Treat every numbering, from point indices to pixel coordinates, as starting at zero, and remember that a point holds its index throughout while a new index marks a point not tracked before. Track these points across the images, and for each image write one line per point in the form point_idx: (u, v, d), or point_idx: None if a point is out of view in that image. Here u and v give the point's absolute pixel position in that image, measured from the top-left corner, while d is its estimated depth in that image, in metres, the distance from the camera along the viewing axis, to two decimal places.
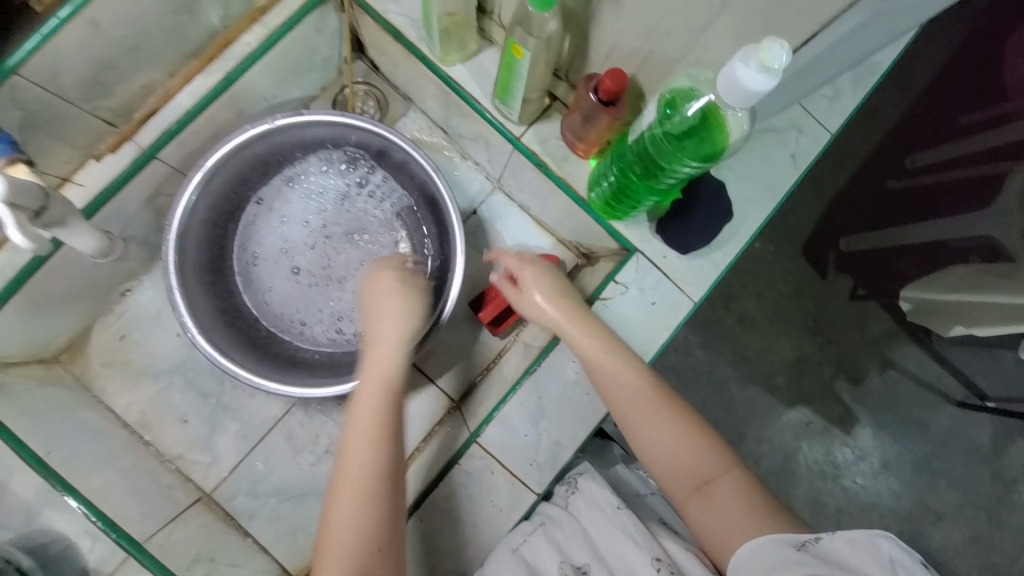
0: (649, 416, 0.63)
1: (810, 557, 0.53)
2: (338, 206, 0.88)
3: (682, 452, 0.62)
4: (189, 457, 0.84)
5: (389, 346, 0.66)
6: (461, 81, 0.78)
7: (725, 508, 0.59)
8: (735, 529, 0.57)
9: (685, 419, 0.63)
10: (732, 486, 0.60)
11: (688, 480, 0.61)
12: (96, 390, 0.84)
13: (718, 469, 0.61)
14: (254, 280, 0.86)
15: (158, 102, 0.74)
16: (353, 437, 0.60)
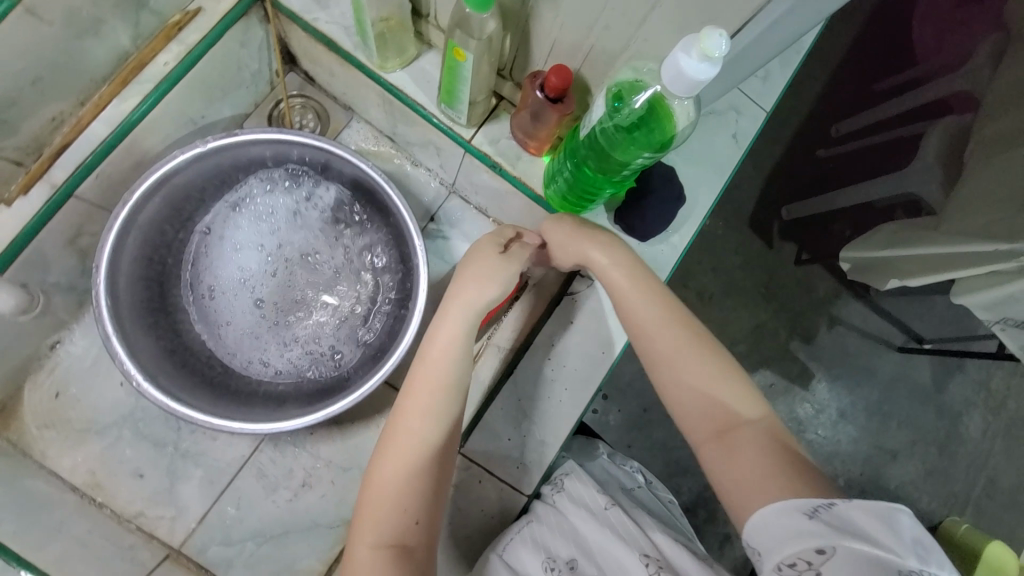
0: (669, 346, 0.60)
1: (821, 527, 0.45)
2: (290, 227, 0.84)
3: (704, 390, 0.57)
4: (151, 514, 0.78)
5: (468, 326, 0.63)
6: (403, 87, 0.75)
7: (745, 452, 0.53)
8: (751, 477, 0.51)
9: (709, 355, 0.59)
10: (762, 436, 0.54)
11: (708, 419, 0.56)
12: (34, 456, 0.76)
13: (740, 413, 0.56)
14: (205, 315, 0.80)
15: (69, 135, 0.68)
16: (404, 420, 0.59)
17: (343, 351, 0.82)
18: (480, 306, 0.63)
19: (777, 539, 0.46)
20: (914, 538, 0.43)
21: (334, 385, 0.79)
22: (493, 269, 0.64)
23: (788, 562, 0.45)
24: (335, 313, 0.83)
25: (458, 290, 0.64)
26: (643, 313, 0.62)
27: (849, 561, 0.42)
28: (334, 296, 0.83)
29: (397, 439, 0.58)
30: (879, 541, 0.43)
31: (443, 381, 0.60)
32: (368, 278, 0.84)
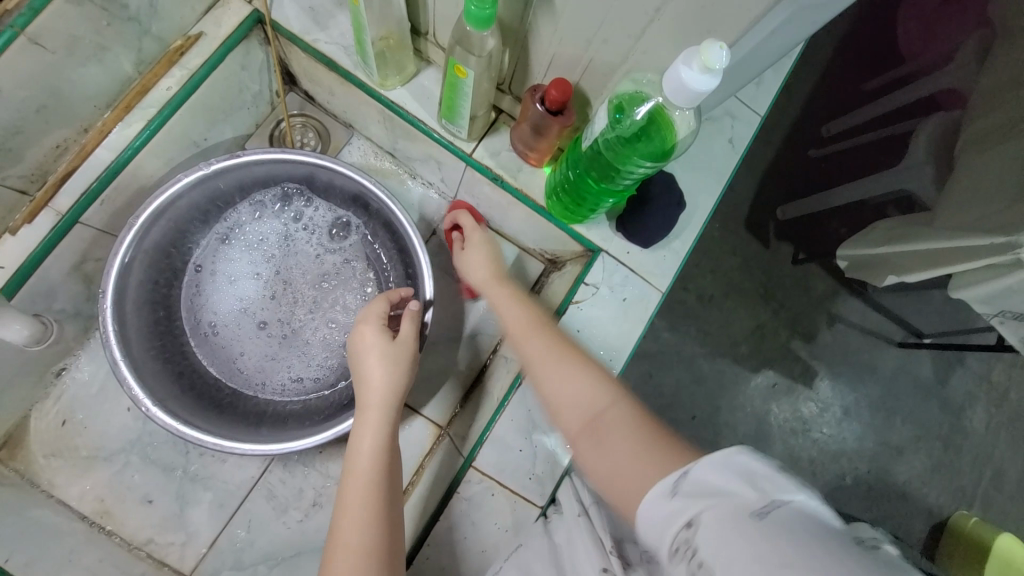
0: (543, 351, 0.57)
1: (680, 503, 0.37)
2: (283, 249, 0.83)
3: (570, 383, 0.53)
4: (161, 540, 0.77)
5: (385, 422, 0.61)
6: (403, 104, 0.76)
7: (611, 437, 0.45)
8: (630, 454, 0.43)
9: (585, 356, 0.56)
10: (625, 419, 0.47)
11: (587, 412, 0.50)
12: (41, 485, 0.75)
13: (608, 402, 0.50)
14: (211, 340, 0.80)
15: (74, 162, 0.68)
16: (342, 528, 0.53)
17: (350, 368, 0.81)
18: (389, 368, 0.64)
19: (655, 524, 0.38)
20: (751, 460, 0.36)
21: (352, 396, 0.78)
22: (398, 355, 0.66)
23: (673, 554, 0.36)
24: (338, 330, 0.82)
25: (360, 372, 0.65)
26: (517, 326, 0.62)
27: (710, 526, 0.34)
28: (333, 315, 0.82)
29: (340, 558, 0.51)
30: (723, 490, 0.35)
31: (379, 484, 0.56)
32: (369, 289, 0.83)
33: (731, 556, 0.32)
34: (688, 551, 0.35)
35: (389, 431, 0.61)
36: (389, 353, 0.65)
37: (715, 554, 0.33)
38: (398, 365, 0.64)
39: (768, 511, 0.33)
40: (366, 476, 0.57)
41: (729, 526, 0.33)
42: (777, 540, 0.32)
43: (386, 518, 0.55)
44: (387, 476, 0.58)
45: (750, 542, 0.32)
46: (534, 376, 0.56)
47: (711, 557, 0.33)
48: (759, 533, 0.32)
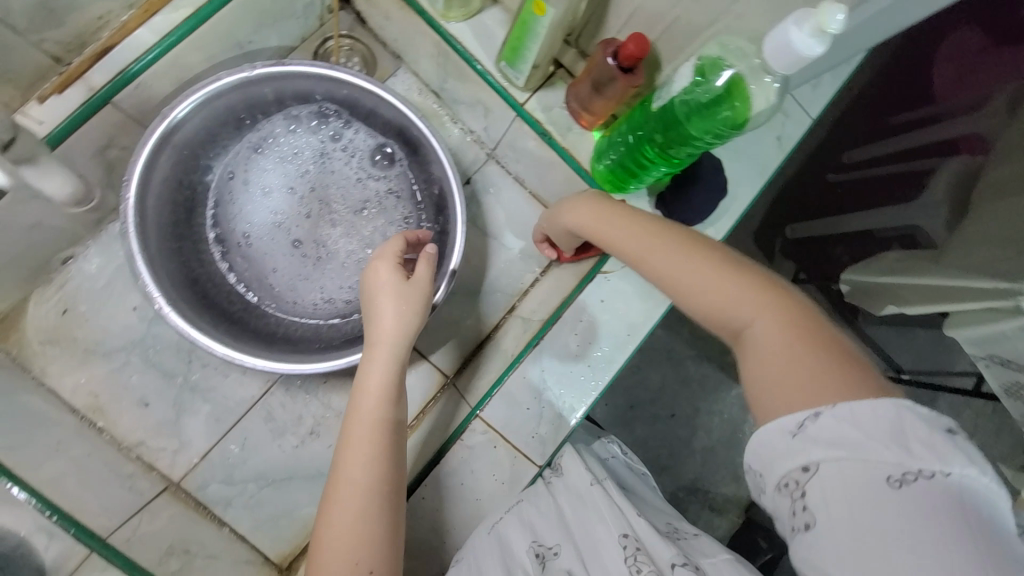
0: (668, 267, 0.55)
1: (808, 444, 0.40)
2: (318, 169, 0.81)
3: (711, 292, 0.51)
4: (152, 444, 0.76)
5: (395, 360, 0.61)
6: (462, 39, 0.74)
7: (761, 355, 0.46)
8: (773, 374, 0.44)
9: (711, 256, 0.53)
10: (773, 337, 0.46)
11: (726, 330, 0.51)
12: (33, 372, 0.73)
13: (747, 317, 0.48)
14: (231, 252, 0.78)
15: (116, 36, 0.64)
16: (351, 465, 0.56)
17: None
18: (405, 309, 0.62)
19: (770, 454, 0.42)
20: (908, 428, 0.38)
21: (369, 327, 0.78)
22: (414, 296, 0.63)
23: (779, 485, 0.41)
24: (361, 261, 0.80)
25: (371, 307, 0.63)
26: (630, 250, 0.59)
27: (835, 477, 0.39)
28: (359, 245, 0.81)
29: (345, 485, 0.54)
30: (868, 452, 0.38)
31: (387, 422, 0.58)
32: (399, 224, 0.82)
33: (846, 502, 0.38)
34: (797, 487, 0.40)
35: (401, 366, 0.61)
36: (401, 292, 0.62)
37: (828, 494, 0.39)
38: (413, 306, 0.62)
39: (904, 480, 0.37)
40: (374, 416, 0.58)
41: (859, 483, 0.38)
42: (904, 504, 0.37)
43: (391, 453, 0.58)
44: (394, 413, 0.59)
45: (877, 501, 0.37)
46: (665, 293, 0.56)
47: (822, 499, 0.39)
48: (890, 495, 0.37)
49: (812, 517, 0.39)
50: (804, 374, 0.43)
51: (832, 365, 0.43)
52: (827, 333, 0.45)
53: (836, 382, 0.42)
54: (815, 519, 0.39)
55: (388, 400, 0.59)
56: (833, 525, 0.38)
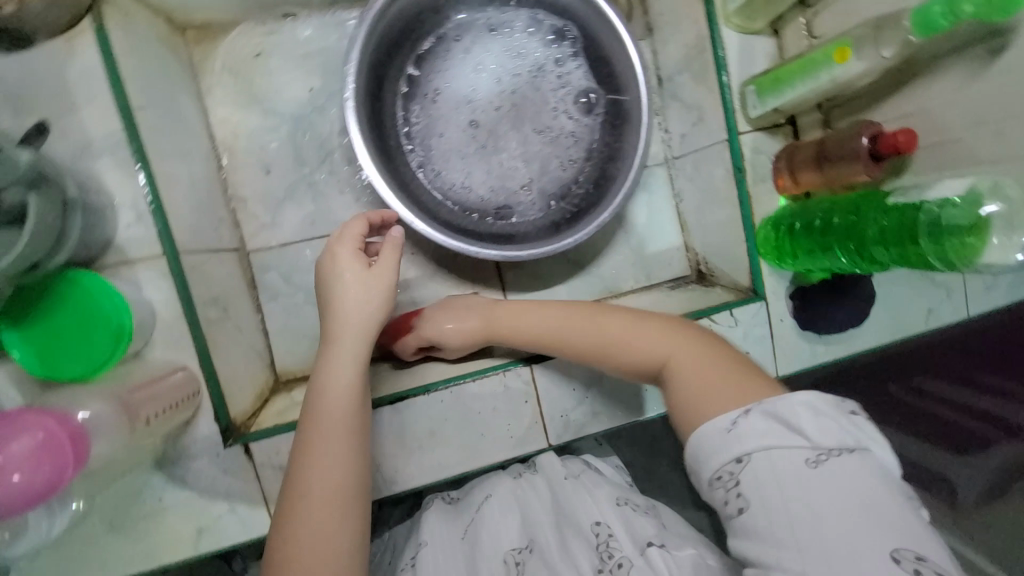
0: (610, 325, 0.61)
1: (745, 442, 0.44)
2: (530, 75, 0.82)
3: (643, 331, 0.59)
4: (249, 208, 0.77)
5: (355, 354, 0.59)
6: (726, 47, 0.74)
7: (685, 377, 0.52)
8: (695, 395, 0.50)
9: (620, 307, 0.63)
10: (687, 347, 0.55)
11: (648, 364, 0.57)
12: (201, 86, 0.75)
13: (663, 350, 0.56)
14: (417, 98, 0.80)
15: None
16: (311, 467, 0.54)
17: (498, 211, 0.81)
18: (373, 296, 0.61)
19: (708, 450, 0.45)
20: (853, 423, 0.44)
21: (497, 231, 0.80)
22: (379, 286, 0.62)
23: (713, 478, 0.45)
24: (512, 175, 0.82)
25: (333, 302, 0.61)
26: (567, 331, 0.63)
27: (763, 461, 0.43)
28: (519, 161, 0.82)
29: (305, 496, 0.53)
30: (784, 440, 0.43)
31: (350, 414, 0.57)
32: (568, 165, 0.83)
33: (783, 490, 0.41)
34: (730, 478, 0.44)
35: (363, 363, 0.60)
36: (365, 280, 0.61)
37: (756, 484, 0.42)
38: (377, 293, 0.61)
39: (819, 460, 0.42)
40: (334, 409, 0.56)
41: (784, 469, 0.42)
42: (824, 482, 0.41)
43: (357, 447, 0.56)
44: (359, 406, 0.58)
45: (798, 479, 0.41)
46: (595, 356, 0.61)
47: (753, 483, 0.43)
48: (809, 474, 0.41)
49: (745, 500, 0.43)
50: (711, 389, 0.49)
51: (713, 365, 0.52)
52: (698, 333, 0.57)
53: (727, 389, 0.49)
54: (749, 504, 0.42)
55: (355, 390, 0.59)
56: (767, 513, 0.41)
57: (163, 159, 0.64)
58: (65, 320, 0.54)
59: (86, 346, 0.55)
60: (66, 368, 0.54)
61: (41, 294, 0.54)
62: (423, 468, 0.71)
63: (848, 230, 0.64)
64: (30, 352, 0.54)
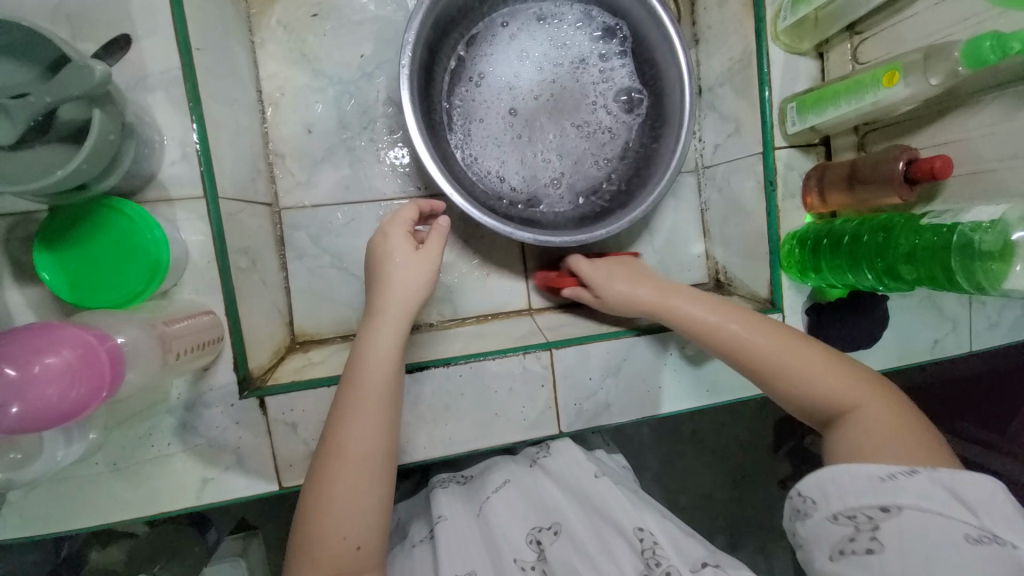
0: (787, 350, 0.59)
1: (891, 489, 0.47)
2: (573, 70, 0.82)
3: (822, 370, 0.58)
4: (286, 164, 0.77)
5: (397, 329, 0.61)
6: (772, 63, 0.77)
7: (856, 429, 0.53)
8: (868, 447, 0.51)
9: (800, 335, 0.61)
10: (868, 403, 0.55)
11: (817, 401, 0.57)
12: (253, 39, 0.76)
13: (840, 392, 0.56)
14: (463, 78, 0.80)
15: None
16: (346, 433, 0.55)
17: (530, 198, 0.82)
18: (423, 278, 0.63)
19: (847, 488, 0.49)
20: (1008, 511, 0.45)
21: (527, 218, 0.80)
22: (424, 263, 0.64)
23: (842, 514, 0.49)
24: (548, 165, 0.82)
25: (381, 279, 0.64)
26: (749, 340, 0.61)
27: (909, 520, 0.46)
28: (556, 152, 0.82)
29: (340, 457, 0.54)
30: (948, 510, 0.46)
31: (388, 386, 0.58)
32: (601, 161, 0.84)
33: (922, 545, 0.45)
34: (869, 521, 0.48)
35: (403, 335, 0.61)
36: (408, 260, 0.64)
37: (898, 535, 0.46)
38: (418, 272, 0.63)
39: (977, 540, 0.44)
40: (370, 380, 0.58)
41: (933, 534, 0.45)
42: (978, 558, 0.43)
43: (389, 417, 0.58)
44: (397, 381, 0.59)
45: (953, 552, 0.44)
46: (753, 366, 0.61)
47: (893, 535, 0.46)
48: (960, 549, 0.44)
49: (876, 544, 0.46)
50: (896, 450, 0.51)
51: (910, 429, 0.52)
52: (891, 389, 0.56)
53: (916, 456, 0.50)
54: (881, 547, 0.46)
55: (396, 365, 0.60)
56: (896, 560, 0.45)
57: (213, 103, 0.64)
58: (100, 253, 0.54)
59: (117, 279, 0.54)
60: (98, 297, 0.54)
61: (79, 218, 0.53)
62: (434, 442, 0.71)
63: (877, 249, 0.66)
64: (62, 278, 0.54)
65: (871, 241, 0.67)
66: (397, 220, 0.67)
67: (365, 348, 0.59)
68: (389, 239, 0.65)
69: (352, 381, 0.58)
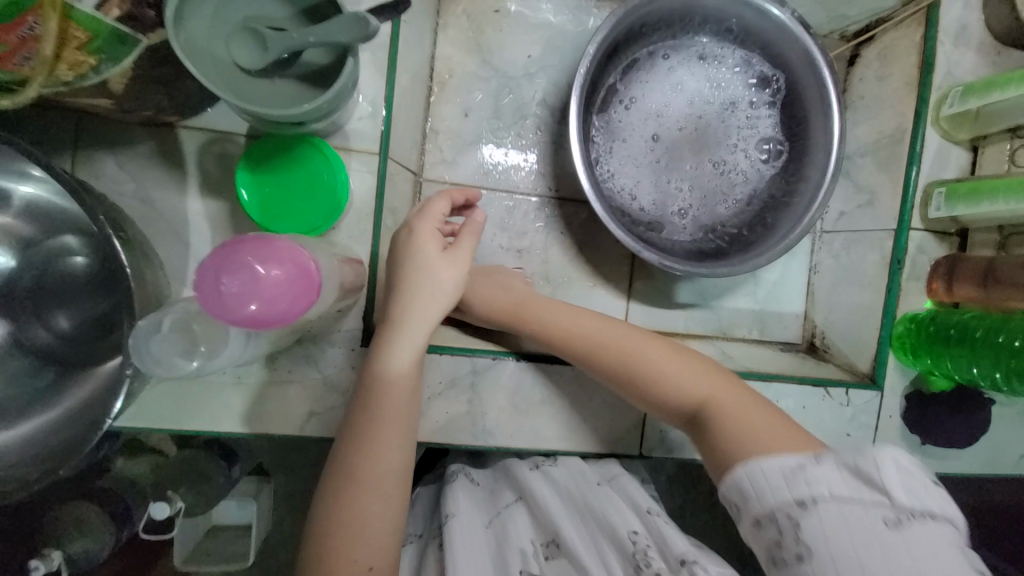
0: (655, 351, 0.62)
1: (810, 484, 0.46)
2: (721, 111, 0.85)
3: (677, 381, 0.59)
4: (436, 140, 0.82)
5: (419, 344, 0.58)
6: (925, 146, 0.78)
7: (719, 430, 0.54)
8: (742, 443, 0.52)
9: (665, 343, 0.64)
10: (724, 391, 0.58)
11: (682, 401, 0.59)
12: (438, 22, 0.81)
13: (702, 391, 0.58)
14: (617, 96, 0.83)
15: None
16: (365, 452, 0.55)
17: (653, 222, 0.84)
18: (452, 283, 0.59)
19: (764, 489, 0.48)
20: (921, 484, 0.45)
21: (649, 241, 0.82)
22: (456, 264, 0.59)
23: (765, 514, 0.47)
24: (676, 195, 0.85)
25: (403, 277, 0.58)
26: (651, 351, 0.62)
27: (826, 512, 0.45)
28: (687, 183, 0.85)
29: (359, 477, 0.54)
30: (860, 494, 0.45)
31: (405, 405, 0.57)
32: (730, 201, 0.86)
33: (848, 540, 0.43)
34: (791, 519, 0.46)
35: (421, 349, 0.58)
36: (437, 261, 0.58)
37: (821, 531, 0.44)
38: (449, 274, 0.58)
39: (898, 523, 0.44)
40: (393, 394, 0.56)
41: (852, 524, 0.44)
42: (901, 542, 0.43)
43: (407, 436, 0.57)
44: (412, 398, 0.57)
45: (875, 539, 0.43)
46: (627, 375, 0.61)
47: (815, 530, 0.45)
48: (884, 534, 0.43)
49: (804, 548, 0.45)
50: (765, 431, 0.52)
51: (775, 414, 0.55)
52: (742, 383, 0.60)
53: (789, 438, 0.51)
54: (811, 550, 0.44)
55: (411, 382, 0.57)
56: (832, 565, 0.43)
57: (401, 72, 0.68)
58: (293, 182, 0.59)
59: (302, 211, 0.59)
60: (285, 224, 0.59)
61: (283, 147, 0.58)
62: (519, 434, 0.72)
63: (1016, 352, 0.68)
64: (256, 199, 0.59)
65: (1006, 344, 0.68)
66: (429, 206, 0.61)
67: (382, 358, 0.57)
68: (417, 229, 0.60)
69: (371, 396, 0.56)
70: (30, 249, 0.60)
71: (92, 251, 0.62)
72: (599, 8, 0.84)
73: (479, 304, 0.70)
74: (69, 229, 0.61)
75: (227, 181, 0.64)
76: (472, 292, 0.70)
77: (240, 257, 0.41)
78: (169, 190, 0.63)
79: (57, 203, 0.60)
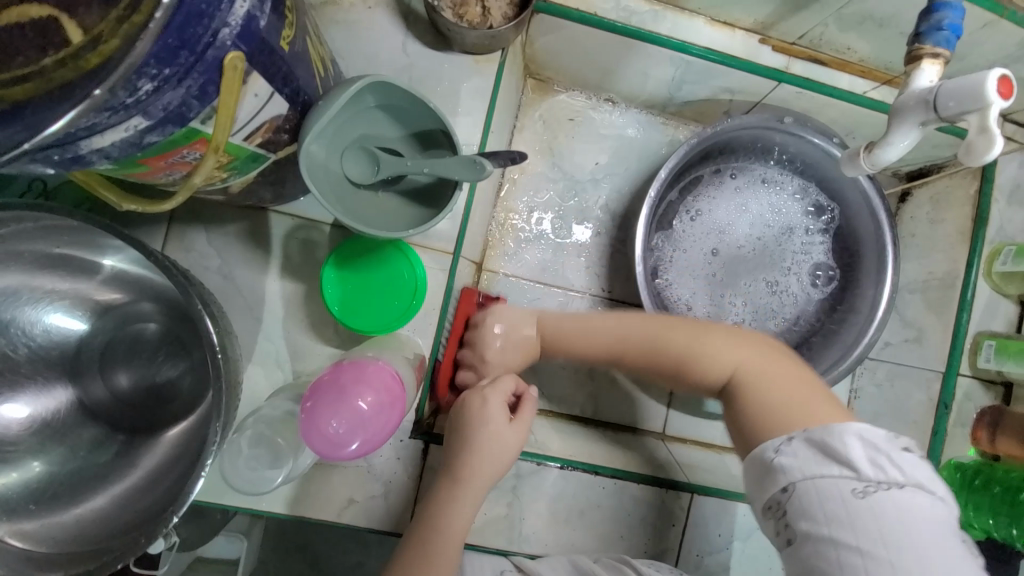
0: (678, 337, 0.68)
1: (785, 462, 0.52)
2: (777, 235, 0.88)
3: (711, 355, 0.65)
4: (500, 232, 0.84)
5: (474, 504, 0.63)
6: (976, 296, 0.80)
7: (743, 404, 0.60)
8: (772, 420, 0.57)
9: (686, 322, 0.69)
10: (757, 360, 0.63)
11: (713, 378, 0.64)
12: (516, 123, 0.85)
13: (733, 364, 0.63)
14: (680, 211, 0.87)
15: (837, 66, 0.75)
16: None
17: None
18: (514, 454, 0.66)
19: (762, 476, 0.54)
20: (888, 449, 0.50)
21: None
22: (507, 445, 0.65)
23: (766, 506, 0.53)
24: (729, 308, 0.87)
25: (469, 444, 0.64)
26: (664, 341, 0.68)
27: (803, 493, 0.50)
28: (742, 300, 0.88)
29: None
30: (829, 468, 0.50)
31: (448, 557, 0.60)
32: (780, 321, 0.88)
33: (823, 515, 0.49)
34: (779, 506, 0.52)
35: (476, 508, 0.63)
36: (501, 435, 0.65)
37: (800, 509, 0.50)
38: (510, 447, 0.65)
39: (867, 492, 0.48)
40: (442, 544, 0.60)
41: (826, 500, 0.49)
42: (868, 507, 0.48)
43: None
44: (456, 552, 0.61)
45: (851, 510, 0.48)
46: (668, 358, 0.68)
47: (797, 511, 0.51)
48: (855, 502, 0.48)
49: (791, 531, 0.51)
50: (794, 410, 0.56)
51: (820, 396, 0.57)
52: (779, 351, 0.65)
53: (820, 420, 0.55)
54: (795, 533, 0.51)
55: (461, 539, 0.61)
56: (814, 544, 0.49)
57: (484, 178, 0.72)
58: (376, 282, 0.61)
59: (378, 307, 0.61)
60: (362, 319, 0.61)
61: (371, 246, 0.61)
62: (556, 546, 0.70)
63: None
64: (338, 295, 0.61)
65: None
66: (496, 381, 0.69)
67: (444, 509, 0.62)
68: (486, 401, 0.67)
69: (422, 541, 0.60)
70: (106, 314, 0.61)
71: (167, 320, 0.63)
72: (667, 125, 0.89)
73: (499, 364, 0.72)
74: (146, 298, 0.62)
75: (307, 266, 0.66)
76: (476, 345, 0.72)
77: (342, 385, 0.50)
78: (250, 271, 0.65)
79: (141, 273, 0.60)
